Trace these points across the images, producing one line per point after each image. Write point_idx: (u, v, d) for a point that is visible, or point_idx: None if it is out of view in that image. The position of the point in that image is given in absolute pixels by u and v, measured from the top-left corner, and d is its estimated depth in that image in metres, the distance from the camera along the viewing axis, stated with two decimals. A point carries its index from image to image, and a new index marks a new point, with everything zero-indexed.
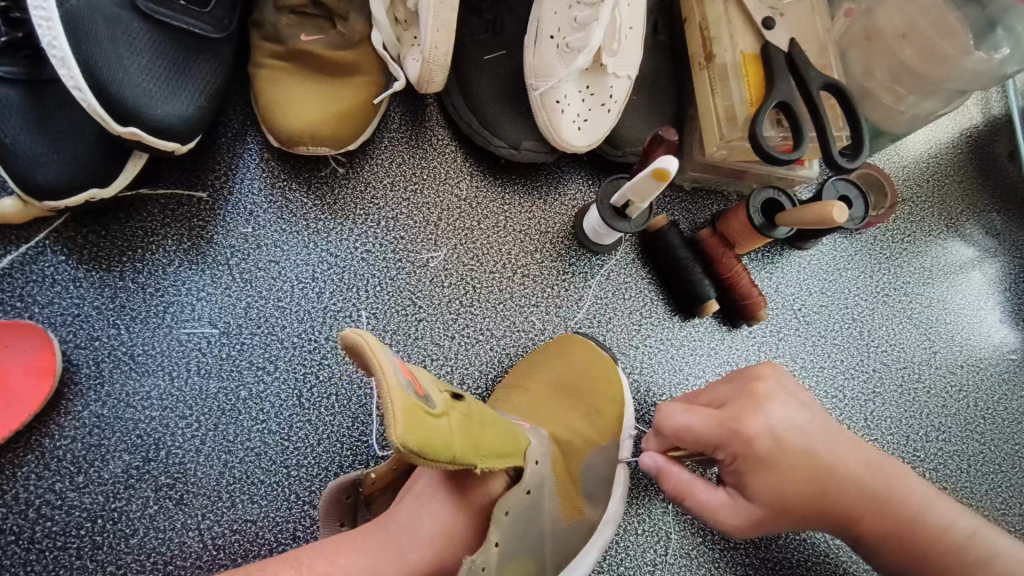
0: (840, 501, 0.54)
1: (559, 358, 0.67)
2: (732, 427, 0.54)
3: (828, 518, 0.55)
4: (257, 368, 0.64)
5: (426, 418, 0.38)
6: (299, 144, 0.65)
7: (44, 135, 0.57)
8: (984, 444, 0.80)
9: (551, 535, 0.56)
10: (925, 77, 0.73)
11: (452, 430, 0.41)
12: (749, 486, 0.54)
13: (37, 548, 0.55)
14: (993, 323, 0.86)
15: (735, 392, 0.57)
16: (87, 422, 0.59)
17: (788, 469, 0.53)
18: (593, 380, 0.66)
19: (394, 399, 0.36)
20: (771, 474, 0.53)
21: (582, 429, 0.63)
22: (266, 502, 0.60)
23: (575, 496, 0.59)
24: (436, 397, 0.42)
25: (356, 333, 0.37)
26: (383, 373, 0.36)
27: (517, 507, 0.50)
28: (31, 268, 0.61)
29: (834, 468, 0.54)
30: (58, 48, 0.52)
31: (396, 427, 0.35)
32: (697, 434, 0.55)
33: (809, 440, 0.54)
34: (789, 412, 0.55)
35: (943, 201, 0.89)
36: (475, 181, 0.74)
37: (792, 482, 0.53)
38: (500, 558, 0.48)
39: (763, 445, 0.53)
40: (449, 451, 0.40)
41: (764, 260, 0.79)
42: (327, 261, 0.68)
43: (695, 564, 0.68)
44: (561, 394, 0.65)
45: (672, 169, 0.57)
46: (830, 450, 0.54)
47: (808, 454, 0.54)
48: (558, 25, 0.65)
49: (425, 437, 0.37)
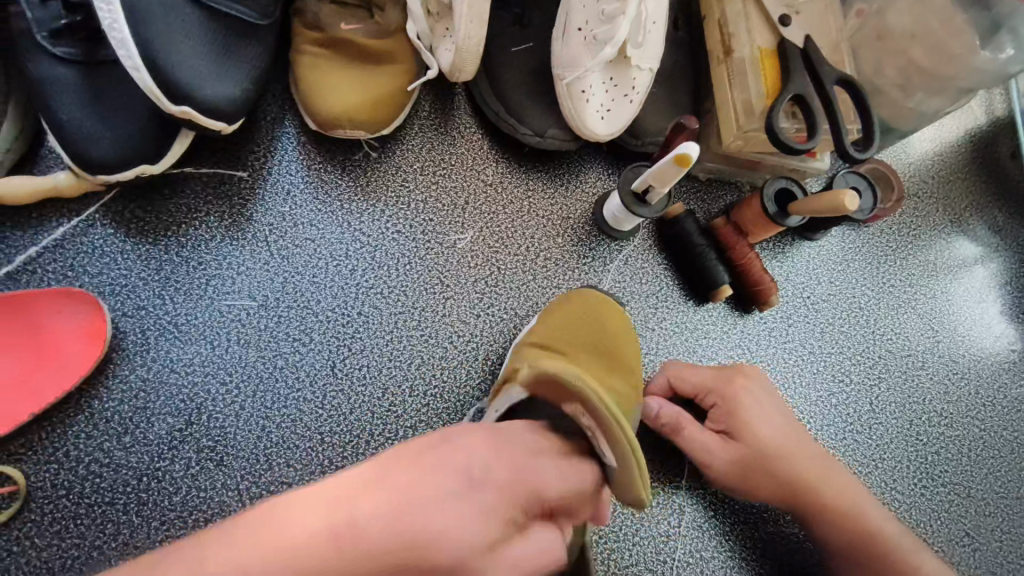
0: (803, 467, 0.65)
1: (586, 315, 0.67)
2: (726, 380, 0.68)
3: (793, 480, 0.64)
4: (294, 340, 0.67)
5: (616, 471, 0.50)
6: (337, 127, 0.68)
7: (100, 113, 0.60)
8: (984, 430, 0.83)
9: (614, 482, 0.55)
10: (934, 74, 0.77)
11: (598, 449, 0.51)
12: (737, 427, 0.66)
13: (86, 502, 0.58)
14: (993, 315, 0.89)
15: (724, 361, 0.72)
16: (133, 386, 0.62)
17: (765, 421, 0.66)
18: (621, 339, 0.67)
19: (640, 475, 0.48)
20: (755, 422, 0.66)
21: (624, 388, 0.64)
22: (301, 466, 0.63)
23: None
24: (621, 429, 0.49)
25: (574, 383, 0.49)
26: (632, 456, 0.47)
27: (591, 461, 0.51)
28: (81, 239, 0.64)
29: (796, 437, 0.67)
30: (118, 30, 0.55)
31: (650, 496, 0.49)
32: (696, 379, 0.69)
33: (780, 409, 0.68)
34: (766, 388, 0.69)
35: (948, 197, 0.92)
36: (500, 167, 0.77)
37: (770, 435, 0.65)
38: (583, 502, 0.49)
39: (749, 399, 0.67)
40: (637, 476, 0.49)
41: (775, 249, 0.83)
42: (360, 240, 0.71)
43: (706, 536, 0.71)
44: (597, 352, 0.65)
45: (693, 155, 0.60)
46: (794, 425, 0.68)
47: (781, 417, 0.67)
48: (585, 17, 0.68)
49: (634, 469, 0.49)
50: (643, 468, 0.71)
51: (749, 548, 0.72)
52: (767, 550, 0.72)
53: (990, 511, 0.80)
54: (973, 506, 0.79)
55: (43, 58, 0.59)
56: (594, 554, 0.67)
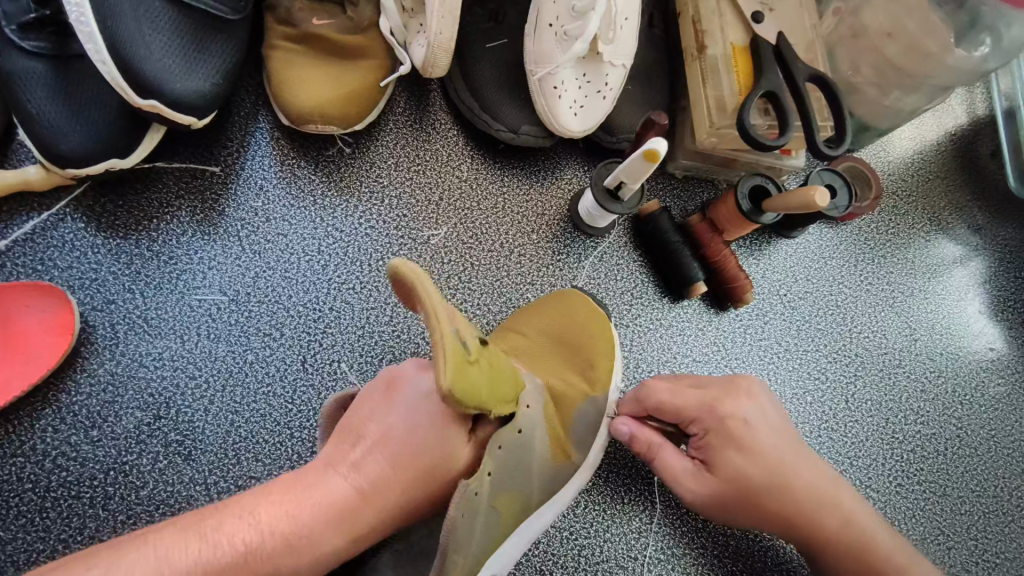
0: (794, 498, 0.60)
1: (556, 312, 0.69)
2: (711, 405, 0.61)
3: (781, 512, 0.60)
4: (264, 335, 0.67)
5: (465, 368, 0.45)
6: (308, 122, 0.68)
7: (68, 106, 0.60)
8: (962, 428, 0.83)
9: (539, 474, 0.59)
10: (908, 72, 0.77)
11: (484, 378, 0.48)
12: (716, 461, 0.60)
13: (52, 496, 0.58)
14: (972, 313, 0.89)
15: (718, 379, 0.64)
16: (101, 380, 0.62)
17: (754, 455, 0.59)
18: (589, 335, 0.68)
19: (445, 350, 0.43)
20: (740, 456, 0.59)
21: (575, 380, 0.66)
22: (270, 461, 0.63)
23: (565, 443, 0.62)
24: (472, 343, 0.48)
25: (411, 273, 0.47)
26: (435, 328, 0.44)
27: (508, 443, 0.55)
28: (51, 233, 0.64)
29: (791, 466, 0.61)
30: (85, 23, 0.55)
31: (445, 378, 0.42)
32: (676, 404, 0.63)
33: (773, 436, 0.61)
34: (761, 409, 0.62)
35: (927, 195, 0.92)
36: (475, 163, 0.77)
37: (756, 469, 0.59)
38: (492, 487, 0.54)
39: (736, 428, 0.60)
40: (477, 400, 0.46)
41: (752, 246, 0.83)
42: (332, 236, 0.71)
43: (678, 533, 0.71)
44: (558, 346, 0.68)
45: (661, 151, 0.60)
46: (791, 450, 0.61)
47: (775, 444, 0.61)
48: (557, 13, 0.68)
49: (465, 384, 0.44)
50: (613, 467, 0.71)
51: (721, 546, 0.72)
52: (739, 547, 0.72)
53: (966, 509, 0.80)
54: (949, 504, 0.79)
55: (12, 52, 0.59)
56: (564, 550, 0.67)
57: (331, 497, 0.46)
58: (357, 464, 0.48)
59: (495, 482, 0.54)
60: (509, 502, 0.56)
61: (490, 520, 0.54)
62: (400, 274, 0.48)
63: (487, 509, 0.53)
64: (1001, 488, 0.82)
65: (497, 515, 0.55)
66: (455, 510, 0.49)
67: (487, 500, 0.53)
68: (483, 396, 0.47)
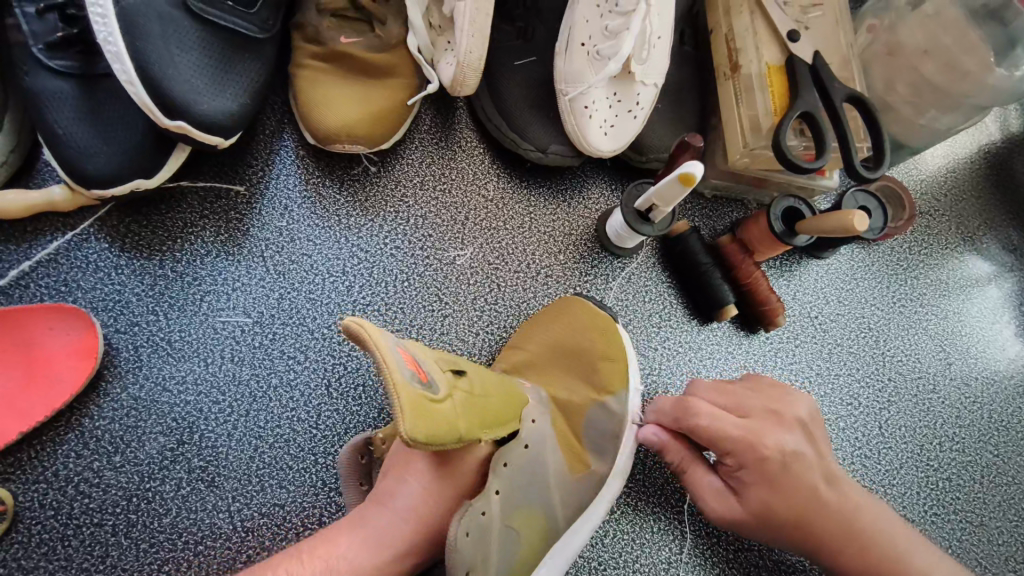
0: (823, 534, 0.57)
1: (562, 323, 0.67)
2: (750, 437, 0.58)
3: (809, 546, 0.58)
4: (289, 358, 0.65)
5: (427, 405, 0.41)
6: (335, 142, 0.67)
7: (95, 127, 0.59)
8: (997, 455, 0.81)
9: (558, 493, 0.58)
10: (946, 91, 0.75)
11: (453, 411, 0.44)
12: (746, 492, 0.58)
13: (74, 523, 0.57)
14: (1007, 336, 0.87)
15: (760, 407, 0.61)
16: (125, 404, 0.61)
17: (786, 491, 0.57)
18: (595, 340, 0.66)
19: (399, 392, 0.39)
20: (772, 491, 0.57)
21: (582, 389, 0.65)
22: (294, 487, 0.62)
23: (579, 451, 0.62)
24: (438, 381, 0.45)
25: (351, 320, 0.41)
26: (388, 372, 0.39)
27: (519, 461, 0.55)
28: (75, 254, 0.63)
29: (824, 502, 0.57)
30: (113, 43, 0.54)
31: (404, 422, 0.39)
32: (719, 433, 0.59)
33: (811, 472, 0.58)
34: (800, 443, 0.59)
35: (961, 214, 0.90)
36: (501, 182, 0.76)
37: (787, 505, 0.57)
38: (504, 506, 0.52)
39: (774, 463, 0.57)
40: (452, 434, 0.43)
41: (782, 267, 0.81)
42: (357, 256, 0.70)
43: (709, 564, 0.69)
44: (561, 355, 0.66)
45: (697, 174, 0.58)
46: (829, 487, 0.58)
47: (812, 481, 0.57)
48: (589, 33, 0.67)
49: (429, 426, 0.40)
50: (643, 496, 0.69)
51: None
52: None
53: (1003, 540, 0.77)
54: (986, 535, 0.77)
55: (39, 72, 0.59)
56: None
57: (371, 529, 0.48)
58: (391, 493, 0.50)
59: (506, 500, 0.52)
60: (528, 522, 0.54)
61: (509, 541, 0.52)
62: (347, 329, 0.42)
63: (502, 527, 0.51)
64: None
65: (515, 534, 0.53)
66: (458, 527, 0.47)
67: (501, 518, 0.52)
68: (452, 430, 0.43)
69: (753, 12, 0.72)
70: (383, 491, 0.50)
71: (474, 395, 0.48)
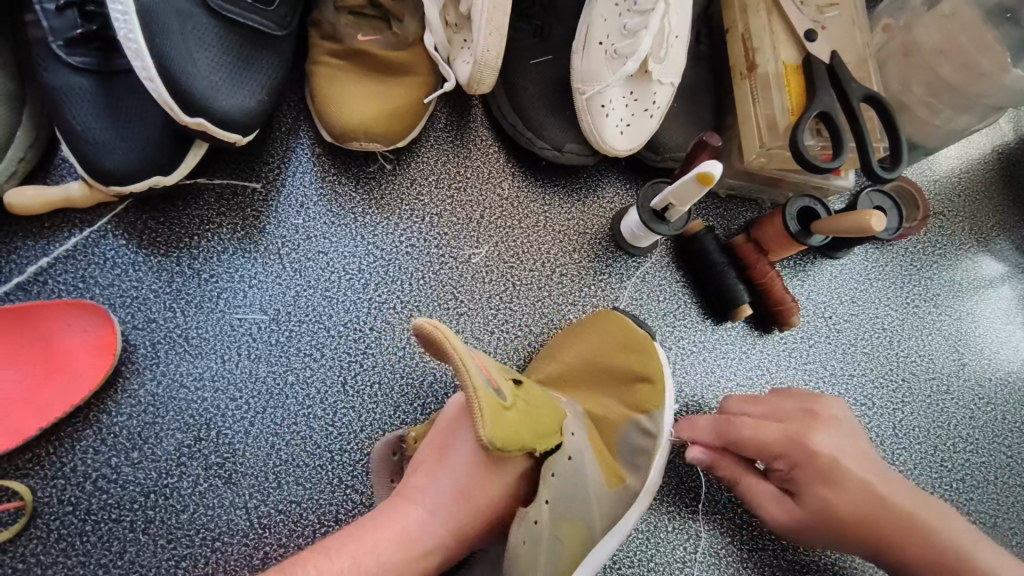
0: (894, 536, 0.55)
1: (595, 337, 0.67)
2: (795, 438, 0.59)
3: (880, 549, 0.56)
4: (305, 355, 0.65)
5: (504, 411, 0.44)
6: (352, 139, 0.67)
7: (114, 123, 0.59)
8: (1011, 456, 0.81)
9: (598, 504, 0.57)
10: (962, 91, 0.75)
11: (523, 416, 0.47)
12: (803, 494, 0.58)
13: (92, 519, 0.57)
14: (1021, 337, 0.87)
15: (797, 410, 0.62)
16: (142, 401, 0.61)
17: (842, 488, 0.56)
18: (628, 358, 0.66)
19: (480, 395, 0.42)
20: (826, 488, 0.57)
21: (616, 406, 0.65)
22: (311, 484, 0.62)
23: (613, 464, 0.61)
24: (507, 387, 0.47)
25: (430, 326, 0.45)
26: (468, 377, 0.43)
27: (563, 471, 0.54)
28: (93, 250, 0.63)
29: (887, 500, 0.56)
30: (134, 40, 0.54)
31: (485, 427, 0.42)
32: (759, 437, 0.60)
33: (863, 467, 0.58)
34: (845, 440, 0.59)
35: (974, 215, 0.90)
36: (516, 181, 0.76)
37: (844, 500, 0.56)
38: (552, 515, 0.52)
39: (824, 463, 0.57)
40: (523, 438, 0.46)
41: (796, 267, 0.81)
42: (373, 254, 0.70)
43: (723, 564, 0.69)
44: (594, 371, 0.66)
45: (716, 174, 0.58)
46: (885, 481, 0.57)
47: (865, 473, 0.57)
48: (606, 31, 0.67)
49: (507, 431, 0.44)
50: (657, 495, 0.69)
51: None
52: None
53: (1017, 541, 0.77)
54: (1000, 535, 0.77)
55: (59, 68, 0.59)
56: None
57: (402, 523, 0.48)
58: (421, 489, 0.50)
59: (552, 510, 0.52)
60: (570, 531, 0.54)
61: (555, 552, 0.53)
62: (424, 334, 0.45)
63: (548, 538, 0.52)
64: None
65: (559, 543, 0.53)
66: (516, 535, 0.49)
67: (550, 529, 0.52)
68: (524, 435, 0.46)
69: (769, 11, 0.71)
70: (415, 488, 0.50)
71: (535, 403, 0.51)
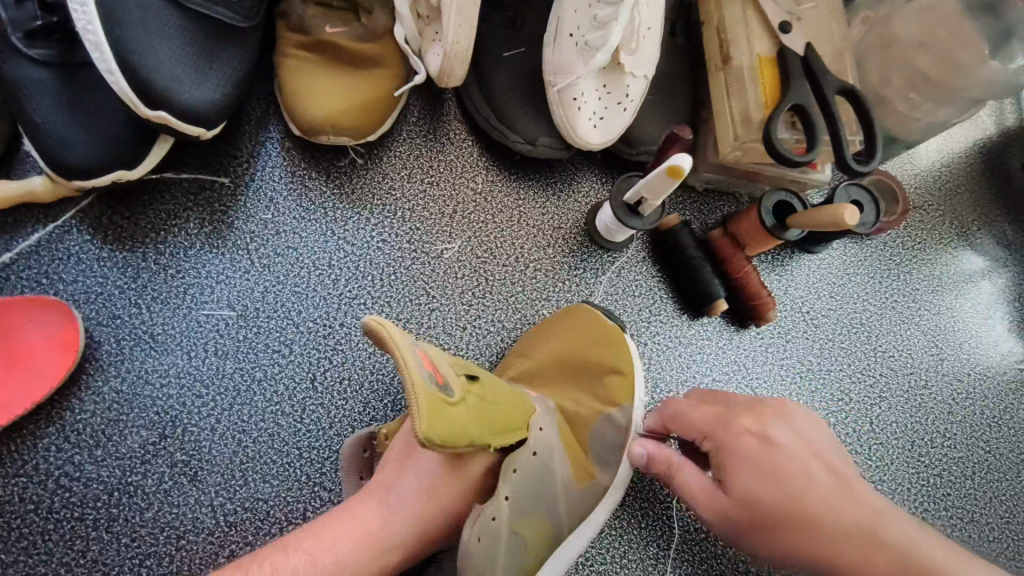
0: (829, 533, 0.49)
1: (567, 331, 0.66)
2: (724, 419, 0.56)
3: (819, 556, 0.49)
4: (273, 351, 0.65)
5: (443, 407, 0.42)
6: (320, 133, 0.66)
7: (74, 117, 0.58)
8: (989, 452, 0.81)
9: (565, 502, 0.57)
10: (940, 83, 0.74)
11: (467, 414, 0.45)
12: (733, 480, 0.52)
13: (54, 517, 0.57)
14: (1001, 332, 0.86)
15: (749, 399, 0.57)
16: (107, 398, 0.60)
17: (766, 473, 0.51)
18: (600, 352, 0.65)
19: (416, 391, 0.40)
20: (752, 473, 0.51)
21: (588, 400, 0.64)
22: (278, 482, 0.61)
23: (585, 462, 0.60)
24: (454, 385, 0.45)
25: (376, 322, 0.43)
26: (405, 370, 0.41)
27: (527, 468, 0.54)
28: (57, 246, 0.62)
29: (819, 492, 0.50)
30: (92, 32, 0.54)
31: (419, 421, 0.39)
32: (693, 419, 0.58)
33: (799, 459, 0.51)
34: (792, 433, 0.53)
35: (955, 209, 0.89)
36: (490, 175, 0.75)
37: (766, 488, 0.50)
38: (512, 512, 0.52)
39: (754, 442, 0.52)
40: (466, 436, 0.44)
41: (774, 262, 0.80)
42: (344, 249, 0.69)
43: (697, 560, 0.69)
44: (564, 367, 0.65)
45: (686, 166, 0.58)
46: (824, 484, 0.51)
47: (796, 463, 0.51)
48: (578, 23, 0.66)
49: (445, 429, 0.41)
50: (631, 491, 0.69)
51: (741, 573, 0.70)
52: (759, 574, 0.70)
53: (994, 537, 0.77)
54: (977, 531, 0.77)
55: (19, 60, 0.58)
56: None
57: (366, 522, 0.47)
58: (388, 487, 0.50)
59: (514, 508, 0.52)
60: (533, 528, 0.54)
61: (516, 548, 0.53)
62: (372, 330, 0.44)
63: (509, 536, 0.52)
64: None
65: (520, 540, 0.53)
66: (470, 533, 0.49)
67: (509, 526, 0.52)
68: (466, 433, 0.44)
69: (745, 3, 0.71)
70: (381, 485, 0.50)
71: (489, 401, 0.49)
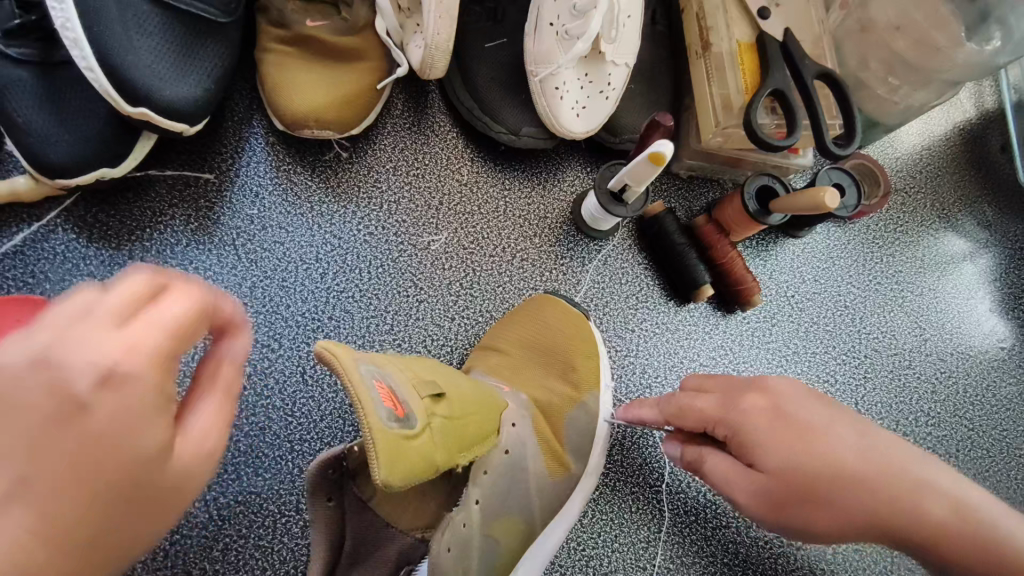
0: (874, 480, 0.49)
1: (535, 319, 0.67)
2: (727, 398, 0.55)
3: (867, 506, 0.48)
4: (262, 346, 0.65)
5: (405, 446, 0.40)
6: (303, 127, 0.66)
7: (56, 115, 0.58)
8: (972, 429, 0.82)
9: (538, 495, 0.60)
10: (919, 67, 0.75)
11: (433, 443, 0.43)
12: (760, 450, 0.51)
13: None
14: (982, 311, 0.87)
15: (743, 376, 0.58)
16: None
17: (789, 437, 0.50)
18: (568, 336, 0.67)
19: (376, 435, 0.37)
20: (775, 437, 0.51)
21: (560, 387, 0.65)
22: (270, 475, 0.62)
23: (559, 453, 0.63)
24: (418, 412, 0.43)
25: (329, 351, 0.38)
26: (363, 412, 0.37)
27: (498, 468, 0.56)
28: (42, 245, 0.62)
29: (844, 448, 0.50)
30: (71, 30, 0.54)
31: (378, 469, 0.37)
32: (694, 406, 0.57)
33: (812, 415, 0.52)
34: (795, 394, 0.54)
35: (936, 192, 0.90)
36: (475, 166, 0.75)
37: (799, 454, 0.50)
38: (482, 514, 0.55)
39: (764, 412, 0.53)
40: (431, 465, 0.43)
41: (759, 247, 0.81)
42: (330, 243, 0.69)
43: (687, 541, 0.70)
44: (536, 352, 0.66)
45: (667, 153, 0.58)
46: (845, 438, 0.51)
47: (811, 418, 0.52)
48: (557, 13, 0.66)
49: (407, 469, 0.39)
50: (620, 475, 0.69)
51: (730, 553, 0.71)
52: (748, 554, 0.71)
53: None
54: None
55: None
56: (572, 561, 0.66)
57: None
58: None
59: (486, 509, 0.55)
60: (508, 528, 0.57)
61: (489, 547, 0.56)
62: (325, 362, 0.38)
63: (482, 538, 0.55)
64: (1013, 490, 0.80)
65: (494, 539, 0.56)
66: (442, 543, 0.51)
67: (482, 527, 0.55)
68: (429, 463, 0.42)
69: None
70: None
71: (455, 417, 0.47)
